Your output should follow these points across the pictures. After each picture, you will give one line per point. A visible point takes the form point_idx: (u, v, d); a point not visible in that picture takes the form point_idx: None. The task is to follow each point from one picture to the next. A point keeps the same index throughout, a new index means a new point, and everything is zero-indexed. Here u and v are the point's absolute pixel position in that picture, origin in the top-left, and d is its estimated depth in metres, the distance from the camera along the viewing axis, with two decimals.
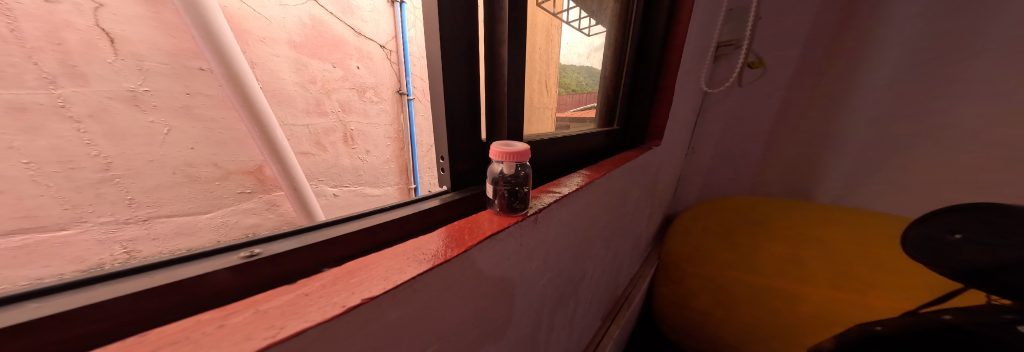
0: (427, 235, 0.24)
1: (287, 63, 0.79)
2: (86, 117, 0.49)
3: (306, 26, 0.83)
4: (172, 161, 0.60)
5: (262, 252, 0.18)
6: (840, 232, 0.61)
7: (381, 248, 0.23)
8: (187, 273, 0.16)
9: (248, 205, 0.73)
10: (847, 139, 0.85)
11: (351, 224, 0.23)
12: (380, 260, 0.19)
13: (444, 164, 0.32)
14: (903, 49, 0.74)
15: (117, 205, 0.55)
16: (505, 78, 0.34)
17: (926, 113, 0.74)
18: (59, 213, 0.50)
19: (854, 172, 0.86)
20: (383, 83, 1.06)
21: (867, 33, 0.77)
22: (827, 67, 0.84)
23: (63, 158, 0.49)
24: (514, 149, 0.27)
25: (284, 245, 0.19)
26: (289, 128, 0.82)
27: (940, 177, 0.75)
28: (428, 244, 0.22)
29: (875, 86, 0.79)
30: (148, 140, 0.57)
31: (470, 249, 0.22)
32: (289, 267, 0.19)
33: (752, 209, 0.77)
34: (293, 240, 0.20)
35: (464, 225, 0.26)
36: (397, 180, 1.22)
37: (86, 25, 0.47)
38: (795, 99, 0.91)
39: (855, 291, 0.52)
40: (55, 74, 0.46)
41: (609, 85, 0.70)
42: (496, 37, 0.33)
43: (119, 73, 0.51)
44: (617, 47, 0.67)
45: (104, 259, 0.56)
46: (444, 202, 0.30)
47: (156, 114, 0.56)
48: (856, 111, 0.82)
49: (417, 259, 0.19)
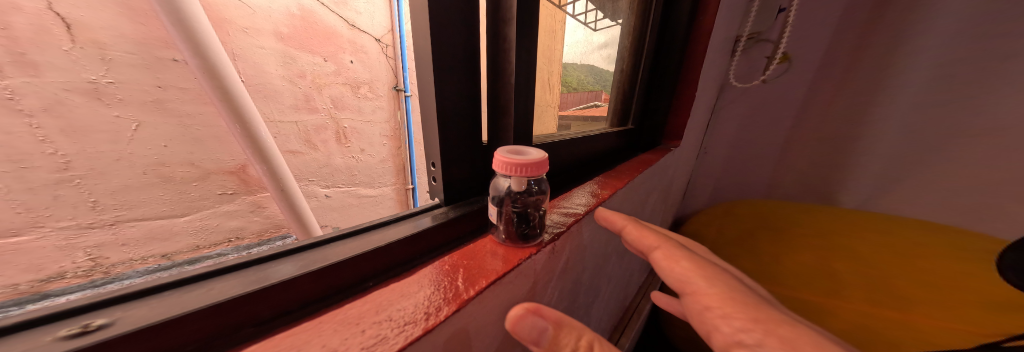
0: (405, 280, 0.19)
1: (274, 56, 0.74)
2: (40, 110, 0.44)
3: (295, 17, 0.77)
4: (143, 160, 0.55)
5: (107, 326, 0.12)
6: (875, 240, 0.55)
7: (345, 294, 0.18)
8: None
9: (231, 207, 0.67)
10: (873, 141, 0.79)
11: (286, 266, 0.17)
12: (323, 335, 0.14)
13: (436, 171, 0.27)
14: (948, 40, 0.67)
15: (79, 209, 0.50)
16: (512, 67, 0.28)
17: (962, 112, 0.68)
18: (11, 218, 0.45)
19: (881, 175, 0.80)
20: (379, 79, 1.01)
21: (905, 23, 0.71)
22: (852, 64, 0.79)
23: (13, 156, 0.44)
24: (529, 160, 0.22)
25: (158, 310, 0.13)
26: (276, 125, 0.78)
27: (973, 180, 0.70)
28: (402, 300, 0.17)
29: (909, 82, 0.73)
30: (114, 136, 0.51)
31: (465, 306, 0.17)
32: (221, 323, 0.14)
33: (778, 214, 0.71)
34: (184, 297, 0.14)
35: (459, 263, 0.21)
36: (396, 180, 1.16)
37: (37, 8, 0.42)
38: (818, 97, 0.85)
39: (898, 307, 0.46)
40: (2, 62, 0.42)
41: (622, 81, 0.66)
42: (501, 14, 0.26)
43: (77, 63, 0.46)
44: (634, 41, 0.62)
45: (65, 267, 0.50)
46: (435, 223, 0.24)
47: (122, 108, 0.51)
48: (887, 110, 0.77)
49: (386, 328, 0.14)
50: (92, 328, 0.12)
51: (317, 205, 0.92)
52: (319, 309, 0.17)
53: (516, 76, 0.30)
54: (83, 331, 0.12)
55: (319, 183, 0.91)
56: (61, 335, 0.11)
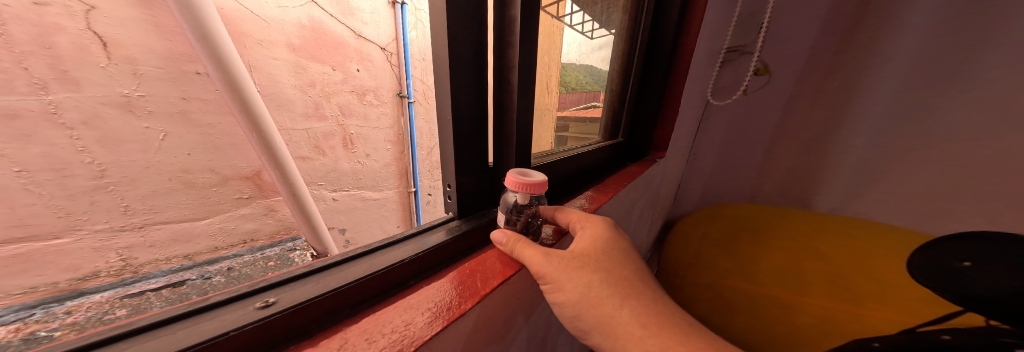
0: (438, 280, 0.24)
1: (286, 66, 0.79)
2: (80, 124, 0.49)
3: (305, 28, 0.82)
4: (168, 167, 0.60)
5: (278, 302, 0.18)
6: (841, 244, 0.60)
7: (393, 290, 0.23)
8: (205, 331, 0.16)
9: (247, 211, 0.72)
10: (848, 147, 0.85)
11: (366, 263, 0.24)
12: (391, 317, 0.19)
13: (451, 191, 0.32)
14: (914, 53, 0.73)
15: (112, 213, 0.55)
16: (514, 106, 0.34)
17: (925, 129, 0.74)
18: (52, 222, 0.49)
19: (854, 182, 0.86)
20: (383, 86, 1.04)
21: (876, 35, 0.76)
22: (827, 76, 0.84)
23: (55, 165, 0.48)
24: (533, 183, 0.28)
25: (302, 293, 0.19)
26: (288, 132, 0.82)
27: (931, 188, 0.75)
28: (439, 295, 0.22)
29: (881, 91, 0.78)
30: (143, 146, 0.56)
31: (483, 298, 0.23)
32: (308, 316, 0.18)
33: (760, 219, 0.76)
34: (311, 286, 0.20)
35: (474, 268, 0.27)
36: (397, 184, 1.17)
37: (77, 28, 0.47)
38: (796, 106, 0.91)
39: (853, 301, 0.51)
40: (47, 79, 0.45)
41: (613, 98, 0.73)
42: (505, 63, 0.33)
43: (113, 78, 0.51)
44: (623, 60, 0.69)
45: (100, 267, 0.55)
46: (456, 234, 0.30)
47: (150, 120, 0.56)
48: (859, 118, 0.82)
49: (435, 312, 0.20)
50: (270, 304, 0.18)
51: (325, 209, 0.96)
52: (379, 300, 0.22)
53: (516, 113, 0.35)
54: (266, 305, 0.18)
55: (327, 187, 0.95)
56: (256, 307, 0.17)
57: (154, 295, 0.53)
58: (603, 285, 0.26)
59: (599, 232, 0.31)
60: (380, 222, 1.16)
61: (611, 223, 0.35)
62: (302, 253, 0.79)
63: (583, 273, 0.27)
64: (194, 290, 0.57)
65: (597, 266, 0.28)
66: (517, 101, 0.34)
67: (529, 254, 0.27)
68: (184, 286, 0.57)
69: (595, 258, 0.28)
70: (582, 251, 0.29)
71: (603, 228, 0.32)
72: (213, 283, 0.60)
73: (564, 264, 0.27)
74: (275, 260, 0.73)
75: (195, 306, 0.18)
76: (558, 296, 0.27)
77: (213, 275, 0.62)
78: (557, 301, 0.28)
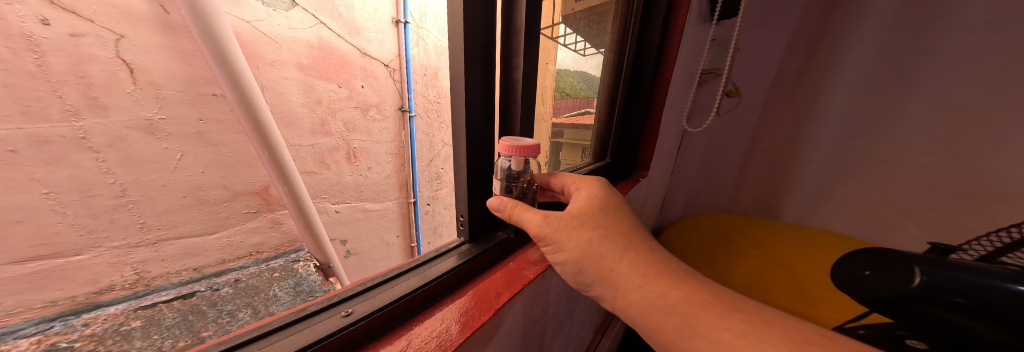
0: (456, 298, 0.35)
1: (296, 85, 0.83)
2: (105, 147, 0.53)
3: (314, 48, 0.87)
4: (183, 185, 0.63)
5: (356, 312, 0.28)
6: (798, 253, 0.68)
7: (430, 303, 0.34)
8: (320, 331, 0.25)
9: (253, 224, 0.75)
10: (815, 147, 1.04)
11: (406, 281, 0.34)
12: (431, 325, 0.30)
13: (463, 220, 0.44)
14: (863, 73, 0.92)
15: (129, 230, 0.58)
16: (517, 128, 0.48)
17: (875, 133, 0.92)
18: (74, 239, 0.52)
19: (822, 176, 1.04)
20: (386, 101, 1.09)
21: (833, 57, 0.96)
22: (794, 89, 1.04)
23: (82, 187, 0.51)
24: (521, 147, 0.36)
25: (371, 304, 0.29)
26: (295, 148, 0.86)
27: (881, 182, 0.93)
28: (459, 310, 0.33)
29: (838, 103, 0.97)
30: (162, 166, 0.60)
31: (498, 310, 0.33)
32: (375, 321, 0.28)
33: (732, 229, 0.84)
34: (373, 299, 0.30)
35: (481, 288, 0.37)
36: (398, 195, 1.21)
37: (108, 56, 0.51)
38: (770, 114, 1.11)
39: (807, 303, 0.57)
40: (78, 106, 0.49)
41: (603, 121, 0.84)
42: (509, 107, 0.47)
43: (137, 103, 0.55)
44: (610, 84, 0.80)
45: (115, 281, 0.58)
46: (466, 259, 0.40)
47: (170, 141, 0.60)
48: (823, 123, 1.01)
49: (458, 321, 0.30)
50: (352, 313, 0.28)
51: (327, 221, 0.99)
52: (419, 311, 0.32)
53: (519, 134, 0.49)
54: (350, 314, 0.28)
55: (330, 200, 0.98)
56: (344, 316, 0.27)
57: (165, 306, 0.57)
58: (603, 242, 0.36)
59: (590, 195, 0.42)
60: (380, 232, 1.19)
61: (606, 188, 0.45)
62: (306, 264, 0.83)
63: (579, 230, 0.37)
64: (202, 301, 0.60)
65: (590, 222, 0.38)
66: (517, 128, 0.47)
67: (528, 217, 0.37)
68: (194, 298, 0.61)
69: (590, 216, 0.38)
70: (576, 211, 0.39)
71: (597, 193, 0.42)
72: (221, 295, 0.64)
73: (562, 224, 0.37)
74: (280, 271, 0.78)
75: (301, 314, 0.27)
76: (560, 256, 0.38)
77: (221, 287, 0.66)
78: (560, 262, 0.38)
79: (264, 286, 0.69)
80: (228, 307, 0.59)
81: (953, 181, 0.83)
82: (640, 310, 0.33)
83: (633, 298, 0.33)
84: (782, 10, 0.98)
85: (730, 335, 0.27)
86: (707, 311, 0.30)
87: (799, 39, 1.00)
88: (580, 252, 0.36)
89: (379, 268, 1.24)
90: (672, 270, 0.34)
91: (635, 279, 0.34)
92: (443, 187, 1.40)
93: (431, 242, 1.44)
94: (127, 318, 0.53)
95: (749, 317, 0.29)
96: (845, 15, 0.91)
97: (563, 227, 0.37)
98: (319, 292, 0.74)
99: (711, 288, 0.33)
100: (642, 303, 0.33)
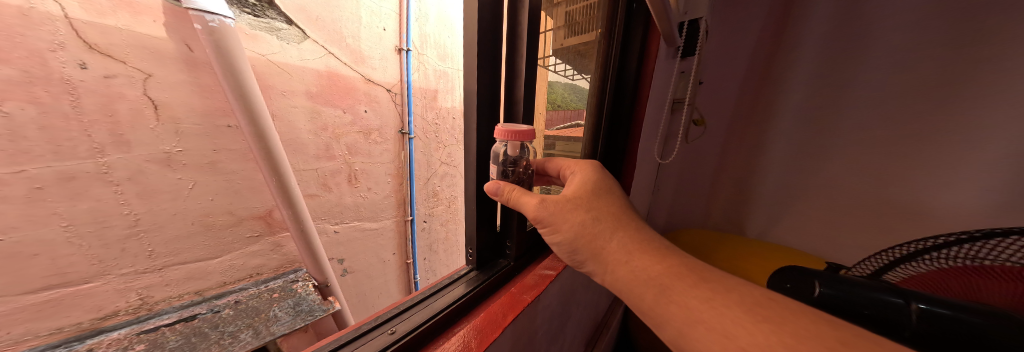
0: (470, 320, 0.45)
1: (304, 112, 0.88)
2: (125, 180, 0.56)
3: (322, 76, 0.92)
4: (192, 213, 0.66)
5: (397, 332, 0.39)
6: (761, 264, 0.79)
7: (450, 323, 0.44)
8: (374, 346, 0.36)
9: (255, 248, 0.78)
10: (774, 153, 1.24)
11: (429, 306, 0.45)
12: (452, 342, 0.40)
13: (471, 252, 0.57)
14: (805, 92, 1.14)
15: (138, 257, 0.60)
16: (519, 118, 0.55)
17: (821, 140, 1.13)
18: (86, 268, 0.54)
19: (783, 179, 1.23)
20: (387, 124, 1.13)
21: (781, 79, 1.18)
22: (752, 104, 1.26)
23: (98, 219, 0.54)
24: (514, 131, 0.42)
25: (406, 325, 0.40)
26: (300, 173, 0.90)
27: (830, 180, 1.13)
28: (473, 332, 0.42)
29: (788, 116, 1.19)
30: (174, 195, 0.62)
31: (504, 329, 0.44)
32: (411, 340, 0.38)
33: (710, 244, 0.93)
34: (407, 321, 0.41)
35: (490, 312, 0.47)
36: (396, 213, 1.25)
37: (136, 95, 0.55)
38: (737, 125, 1.31)
39: None
40: (104, 144, 0.53)
41: (590, 140, 0.97)
42: (512, 113, 0.56)
43: (158, 137, 0.59)
44: (595, 109, 0.95)
45: (120, 307, 0.59)
46: (475, 286, 0.51)
47: (184, 171, 0.63)
48: (777, 133, 1.22)
49: (473, 340, 0.40)
50: (394, 332, 0.39)
51: (327, 241, 1.02)
52: (442, 332, 0.42)
53: (522, 120, 0.56)
54: (392, 334, 0.39)
55: (330, 221, 1.01)
56: (389, 334, 0.39)
57: (168, 330, 0.58)
58: (593, 222, 0.42)
59: (582, 180, 0.47)
60: (377, 250, 1.21)
61: (596, 173, 0.50)
62: (306, 283, 0.84)
63: (573, 212, 0.42)
64: (204, 323, 0.61)
65: (582, 204, 0.43)
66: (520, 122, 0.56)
67: (527, 200, 0.42)
68: (196, 319, 0.62)
69: (582, 199, 0.44)
70: (569, 195, 0.44)
71: (588, 179, 0.48)
72: (222, 316, 0.64)
73: (558, 207, 0.42)
74: (279, 291, 0.78)
75: (359, 333, 0.39)
76: (557, 237, 0.44)
77: (221, 309, 0.67)
78: (556, 241, 0.44)
79: (264, 307, 0.70)
80: (231, 328, 0.60)
81: (888, 177, 1.01)
82: (627, 283, 0.39)
83: (620, 273, 0.40)
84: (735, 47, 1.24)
85: (698, 301, 0.34)
86: (681, 282, 0.36)
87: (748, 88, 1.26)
88: (574, 233, 0.42)
89: (375, 285, 1.25)
90: (655, 248, 0.40)
91: (622, 256, 0.40)
92: (439, 204, 1.45)
93: (427, 258, 1.46)
94: (128, 343, 0.53)
95: (714, 286, 0.35)
96: (780, 74, 1.18)
97: (557, 210, 0.43)
98: (319, 311, 0.74)
99: (686, 262, 0.39)
100: (628, 276, 0.39)
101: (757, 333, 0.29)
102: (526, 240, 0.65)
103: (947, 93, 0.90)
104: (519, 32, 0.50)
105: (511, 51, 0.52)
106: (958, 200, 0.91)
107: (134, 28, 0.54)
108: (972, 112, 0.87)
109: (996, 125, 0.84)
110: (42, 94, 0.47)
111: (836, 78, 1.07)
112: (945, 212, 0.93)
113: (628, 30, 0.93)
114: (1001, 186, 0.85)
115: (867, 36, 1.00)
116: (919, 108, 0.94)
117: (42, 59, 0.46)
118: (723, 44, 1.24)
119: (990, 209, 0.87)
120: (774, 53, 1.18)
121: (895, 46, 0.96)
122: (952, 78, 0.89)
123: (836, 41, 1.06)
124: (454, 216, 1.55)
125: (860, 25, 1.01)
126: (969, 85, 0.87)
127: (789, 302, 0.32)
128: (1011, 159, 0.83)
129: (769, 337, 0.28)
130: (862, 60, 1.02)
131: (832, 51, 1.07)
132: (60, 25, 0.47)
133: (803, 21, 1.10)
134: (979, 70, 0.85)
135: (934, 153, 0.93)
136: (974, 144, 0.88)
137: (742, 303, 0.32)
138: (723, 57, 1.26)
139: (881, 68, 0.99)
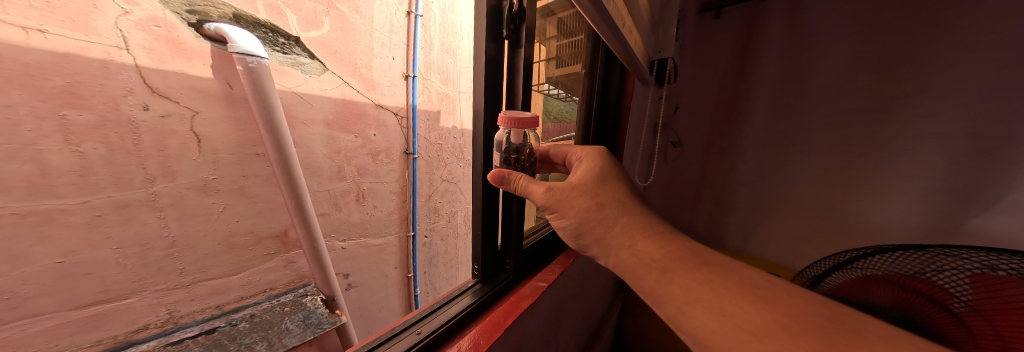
0: (479, 323, 0.55)
1: (320, 138, 0.97)
2: (168, 206, 0.63)
3: (339, 104, 1.01)
4: (219, 233, 0.72)
5: (423, 333, 0.49)
6: None
7: (463, 326, 0.54)
8: (407, 343, 0.47)
9: (270, 264, 0.83)
10: (744, 172, 1.52)
11: (445, 311, 0.55)
12: (466, 341, 0.50)
13: (476, 268, 0.67)
14: (766, 121, 1.43)
15: (171, 275, 0.67)
16: (518, 100, 0.63)
17: (782, 159, 1.41)
18: (128, 285, 0.62)
19: (752, 194, 1.51)
20: (393, 146, 1.22)
21: (744, 113, 1.48)
22: (723, 132, 1.54)
23: (142, 241, 0.61)
24: (511, 118, 0.49)
25: (429, 327, 0.51)
26: (314, 194, 0.98)
27: (788, 192, 1.41)
28: (482, 332, 0.52)
29: (752, 140, 1.47)
30: (207, 217, 0.69)
31: (505, 329, 0.54)
32: (435, 338, 0.49)
33: None
34: (429, 324, 0.51)
35: (494, 318, 0.57)
36: (398, 229, 1.32)
37: (184, 131, 0.63)
38: (711, 151, 1.59)
39: None
40: (155, 175, 0.61)
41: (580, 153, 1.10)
42: (511, 95, 0.62)
43: (199, 167, 0.66)
44: (582, 131, 1.08)
45: (151, 320, 0.66)
46: (479, 296, 0.61)
47: (216, 196, 0.70)
48: (746, 154, 1.50)
49: (482, 339, 0.51)
50: (420, 333, 0.49)
51: (335, 257, 1.09)
52: (457, 334, 0.52)
53: (520, 106, 0.64)
54: (418, 335, 0.49)
55: (338, 238, 1.09)
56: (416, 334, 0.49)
57: (190, 342, 0.62)
58: (597, 208, 0.49)
59: (586, 169, 0.55)
60: (380, 265, 1.27)
61: (600, 161, 0.57)
62: (314, 297, 0.88)
63: (579, 199, 0.49)
64: (223, 335, 0.65)
65: (586, 190, 0.50)
66: (519, 105, 0.63)
67: (535, 188, 0.49)
68: (216, 332, 0.66)
69: (587, 185, 0.51)
70: (574, 182, 0.51)
71: (592, 168, 0.55)
72: (239, 329, 0.68)
73: (564, 193, 0.50)
74: (290, 305, 0.83)
75: (391, 335, 0.49)
76: (563, 222, 0.51)
77: (239, 322, 0.71)
78: (561, 226, 0.51)
79: (277, 320, 0.74)
80: (247, 340, 0.64)
81: (834, 189, 1.31)
82: (630, 264, 0.45)
83: (623, 255, 0.46)
84: (705, 90, 1.56)
85: (698, 283, 0.38)
86: (683, 265, 0.41)
87: (717, 126, 1.55)
88: (579, 218, 0.49)
89: (377, 299, 1.31)
90: (659, 235, 0.46)
91: (625, 241, 0.46)
92: (440, 219, 1.53)
93: (427, 271, 1.53)
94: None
95: (711, 270, 0.40)
96: (741, 118, 1.48)
97: (563, 197, 0.50)
98: (327, 324, 0.78)
99: (689, 248, 0.44)
100: (631, 258, 0.45)
101: (753, 313, 0.33)
102: (523, 255, 0.76)
103: (870, 138, 1.21)
104: (515, 61, 0.60)
105: (510, 83, 0.61)
106: (895, 215, 1.20)
107: (187, 71, 0.62)
108: (891, 150, 1.17)
109: (909, 160, 1.14)
110: (112, 135, 0.55)
111: (788, 119, 1.38)
112: (886, 224, 1.22)
113: (609, 66, 1.07)
114: (922, 205, 1.14)
115: (809, 82, 1.31)
116: (853, 136, 1.24)
117: (116, 104, 0.54)
118: (694, 88, 1.57)
119: (921, 222, 1.15)
120: (736, 104, 1.49)
121: (829, 92, 1.27)
122: (873, 126, 1.20)
123: (786, 84, 1.37)
124: (454, 230, 1.63)
125: (802, 78, 1.33)
126: (886, 120, 1.17)
127: (789, 285, 0.37)
128: (918, 175, 1.14)
129: (765, 316, 0.33)
130: (805, 104, 1.33)
131: (783, 97, 1.38)
132: (131, 74, 0.55)
133: (753, 76, 1.43)
134: (887, 121, 1.17)
135: (870, 181, 1.22)
136: (895, 172, 1.18)
137: (741, 285, 0.37)
138: (696, 96, 1.57)
139: (824, 105, 1.29)
